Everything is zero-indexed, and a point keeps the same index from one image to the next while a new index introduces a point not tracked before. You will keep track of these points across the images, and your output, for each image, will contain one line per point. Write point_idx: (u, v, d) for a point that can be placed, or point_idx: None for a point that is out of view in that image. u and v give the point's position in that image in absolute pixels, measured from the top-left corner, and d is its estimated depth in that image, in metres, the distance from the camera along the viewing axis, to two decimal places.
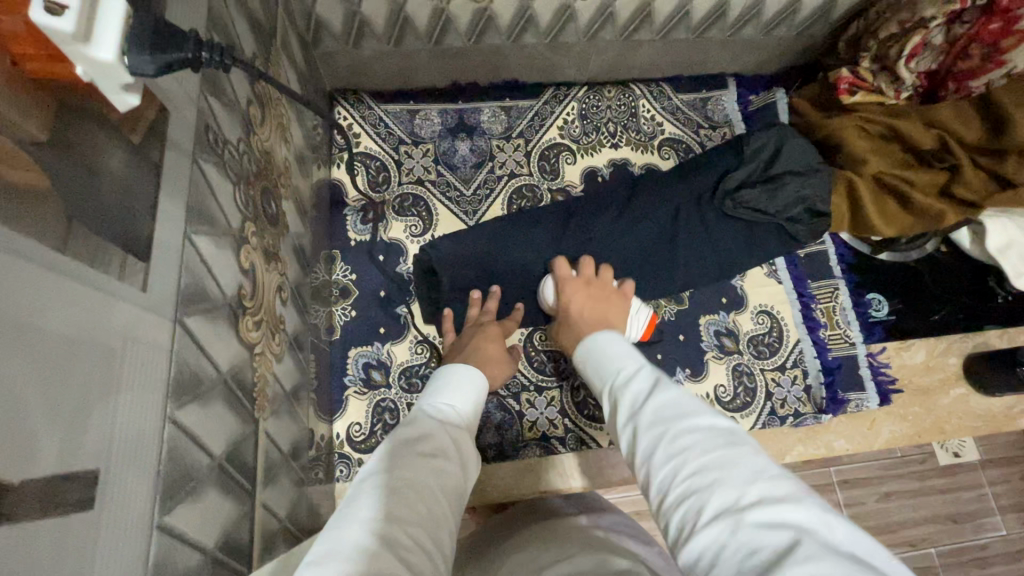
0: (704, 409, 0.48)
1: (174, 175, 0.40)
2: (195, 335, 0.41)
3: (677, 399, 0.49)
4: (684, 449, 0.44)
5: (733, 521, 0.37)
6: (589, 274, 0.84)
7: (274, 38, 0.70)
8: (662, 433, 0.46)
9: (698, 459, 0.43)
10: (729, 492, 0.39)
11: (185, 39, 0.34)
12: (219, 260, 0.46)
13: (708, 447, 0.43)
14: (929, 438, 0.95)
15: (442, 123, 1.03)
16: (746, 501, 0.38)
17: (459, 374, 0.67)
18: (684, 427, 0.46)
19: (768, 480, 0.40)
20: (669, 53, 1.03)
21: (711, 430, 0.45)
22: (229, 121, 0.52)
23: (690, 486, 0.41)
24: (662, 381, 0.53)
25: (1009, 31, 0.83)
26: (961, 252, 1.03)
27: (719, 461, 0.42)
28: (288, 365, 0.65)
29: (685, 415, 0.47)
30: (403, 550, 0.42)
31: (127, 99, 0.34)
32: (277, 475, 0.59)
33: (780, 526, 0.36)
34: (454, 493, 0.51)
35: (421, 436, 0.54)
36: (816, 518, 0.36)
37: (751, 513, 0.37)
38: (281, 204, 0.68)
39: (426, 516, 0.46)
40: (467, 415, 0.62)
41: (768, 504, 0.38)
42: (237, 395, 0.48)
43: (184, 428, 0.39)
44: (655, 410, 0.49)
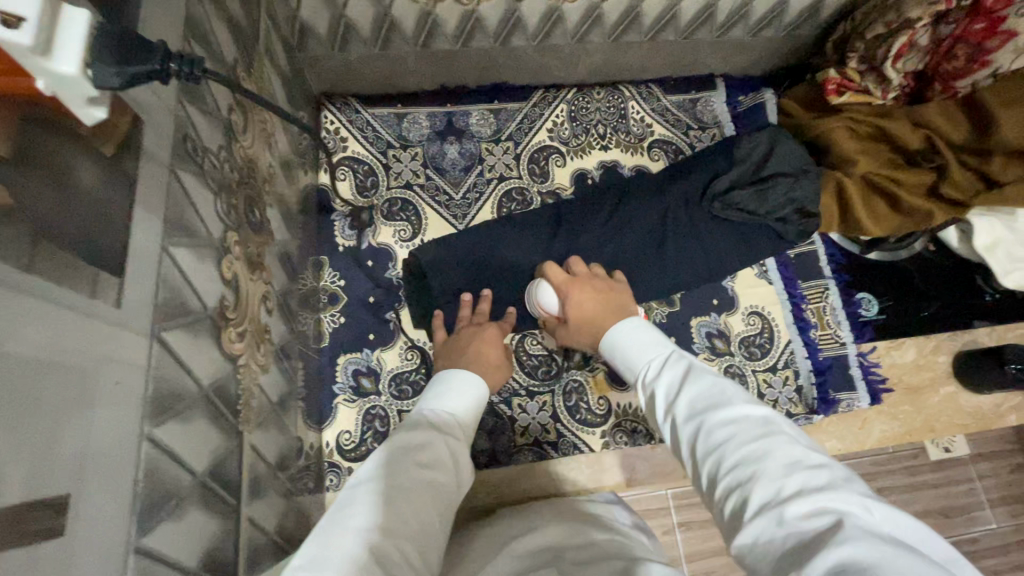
0: (741, 398, 0.51)
1: (150, 187, 0.39)
2: (173, 350, 0.40)
3: (713, 390, 0.52)
4: (721, 442, 0.47)
5: (777, 510, 0.40)
6: (581, 273, 0.83)
7: (258, 43, 0.69)
8: (700, 426, 0.50)
9: (737, 451, 0.45)
10: (769, 483, 0.42)
11: (154, 51, 0.33)
12: (200, 273, 0.45)
13: (745, 439, 0.46)
14: (919, 436, 0.95)
15: (430, 126, 1.02)
16: (787, 489, 0.41)
17: (462, 380, 0.65)
18: (720, 418, 0.49)
19: (807, 469, 0.42)
20: (658, 54, 1.03)
21: (750, 421, 0.48)
22: (209, 130, 0.50)
23: (733, 478, 0.44)
24: (697, 371, 0.56)
25: (993, 31, 0.83)
26: (949, 251, 1.04)
27: (758, 451, 0.44)
28: (275, 375, 0.64)
29: (721, 405, 0.50)
30: (390, 568, 0.42)
31: (93, 113, 0.33)
32: (264, 488, 0.58)
33: (823, 514, 0.39)
34: (446, 504, 0.51)
35: (417, 444, 0.52)
36: (859, 505, 0.39)
37: (794, 501, 0.40)
38: (267, 211, 0.67)
39: (415, 531, 0.46)
40: (466, 421, 0.62)
41: (809, 492, 0.40)
42: (220, 409, 0.47)
43: (163, 445, 0.38)
44: (692, 403, 0.52)
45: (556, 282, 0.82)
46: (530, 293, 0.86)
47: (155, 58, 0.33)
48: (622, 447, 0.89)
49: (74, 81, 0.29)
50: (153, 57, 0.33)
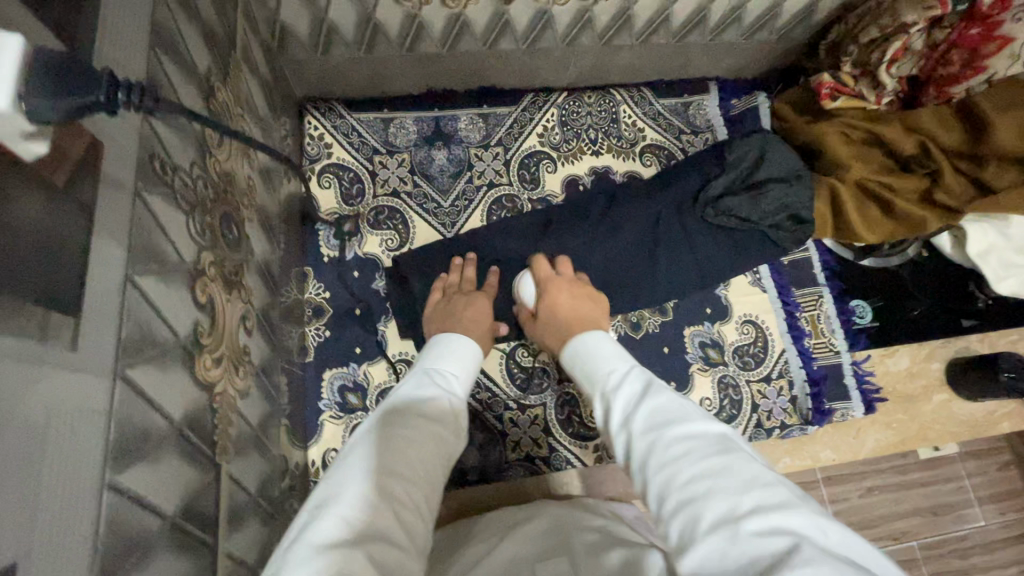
0: (698, 415, 0.50)
1: (111, 215, 0.37)
2: (141, 387, 0.38)
3: (669, 404, 0.51)
4: (678, 457, 0.45)
5: (732, 529, 0.38)
6: (567, 275, 0.81)
7: (235, 49, 0.66)
8: (657, 438, 0.48)
9: (693, 467, 0.44)
10: (726, 501, 0.40)
11: (99, 83, 0.30)
12: (170, 301, 0.43)
13: (702, 454, 0.45)
14: (913, 444, 0.95)
15: (417, 131, 0.99)
16: (743, 508, 0.40)
17: (464, 345, 0.70)
18: (679, 433, 0.47)
19: (763, 487, 0.41)
20: (650, 57, 1.01)
21: (705, 437, 0.47)
22: (180, 147, 0.48)
23: (686, 494, 0.42)
24: (654, 385, 0.54)
25: (989, 36, 0.82)
26: (942, 257, 1.03)
27: (716, 468, 0.43)
28: (255, 398, 0.61)
29: (679, 420, 0.49)
30: (399, 507, 0.47)
31: (34, 150, 0.29)
32: (245, 518, 0.55)
33: (779, 534, 0.37)
34: (448, 454, 0.57)
35: (422, 399, 0.59)
36: (813, 528, 0.38)
37: (750, 522, 0.38)
38: (245, 225, 0.64)
39: (421, 475, 0.51)
40: (465, 383, 0.67)
41: (764, 513, 0.39)
42: (195, 444, 0.45)
43: (129, 491, 0.35)
44: (649, 417, 0.50)
45: (542, 276, 0.81)
46: (515, 287, 0.84)
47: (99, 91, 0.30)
48: (615, 460, 0.87)
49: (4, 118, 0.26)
50: (96, 88, 0.30)
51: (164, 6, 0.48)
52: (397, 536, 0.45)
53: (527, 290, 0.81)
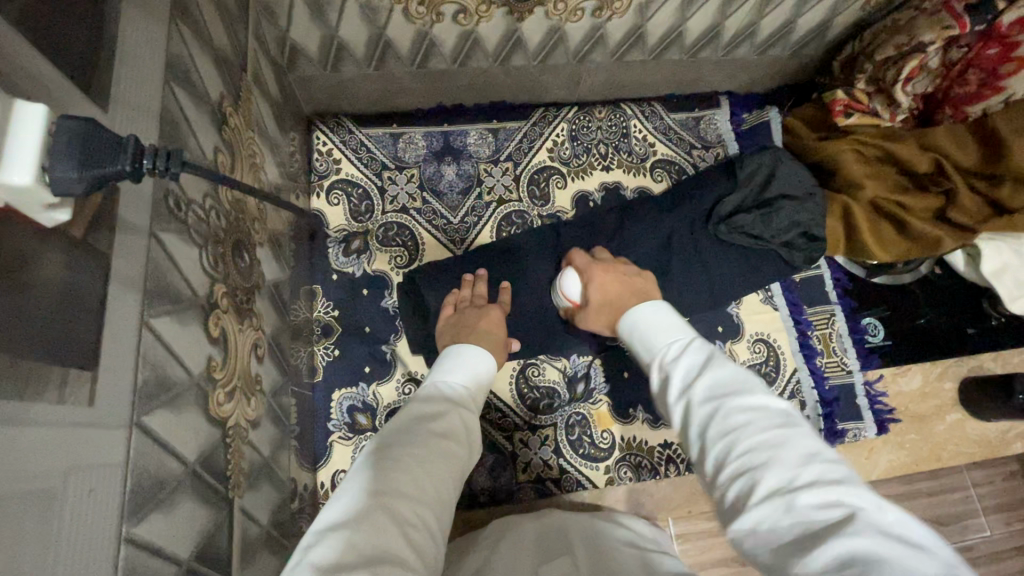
0: (761, 388, 0.47)
1: (128, 261, 0.36)
2: (157, 434, 0.37)
3: (730, 373, 0.49)
4: (737, 426, 0.44)
5: (788, 500, 0.38)
6: (607, 260, 0.79)
7: (246, 72, 0.65)
8: (714, 407, 0.46)
9: (753, 437, 0.42)
10: (784, 472, 0.39)
11: (121, 154, 0.30)
12: (184, 340, 0.42)
13: (763, 426, 0.43)
14: (926, 466, 0.95)
15: (426, 146, 0.98)
16: (802, 482, 0.39)
17: (473, 356, 0.69)
18: (741, 403, 0.45)
19: (823, 462, 0.40)
20: (661, 73, 1.00)
21: (766, 409, 0.45)
22: (194, 181, 0.47)
23: (743, 462, 0.41)
24: (713, 354, 0.52)
25: (1007, 57, 0.81)
26: (956, 275, 1.02)
27: (775, 440, 0.42)
28: (266, 426, 0.61)
29: (741, 390, 0.47)
30: (407, 529, 0.46)
31: (57, 216, 0.30)
32: (258, 552, 0.54)
33: (836, 508, 0.37)
34: (458, 471, 0.56)
35: (432, 415, 0.58)
36: (872, 503, 0.37)
37: (808, 493, 0.38)
38: (256, 251, 0.63)
39: (432, 494, 0.50)
40: (477, 394, 0.66)
41: (823, 486, 0.38)
42: (209, 484, 0.44)
43: (145, 543, 0.34)
44: (707, 385, 0.48)
45: (579, 266, 0.79)
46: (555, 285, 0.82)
47: (121, 162, 0.29)
48: (626, 482, 0.86)
49: (28, 192, 0.26)
50: (118, 160, 0.29)
51: (178, 36, 0.47)
52: (407, 558, 0.44)
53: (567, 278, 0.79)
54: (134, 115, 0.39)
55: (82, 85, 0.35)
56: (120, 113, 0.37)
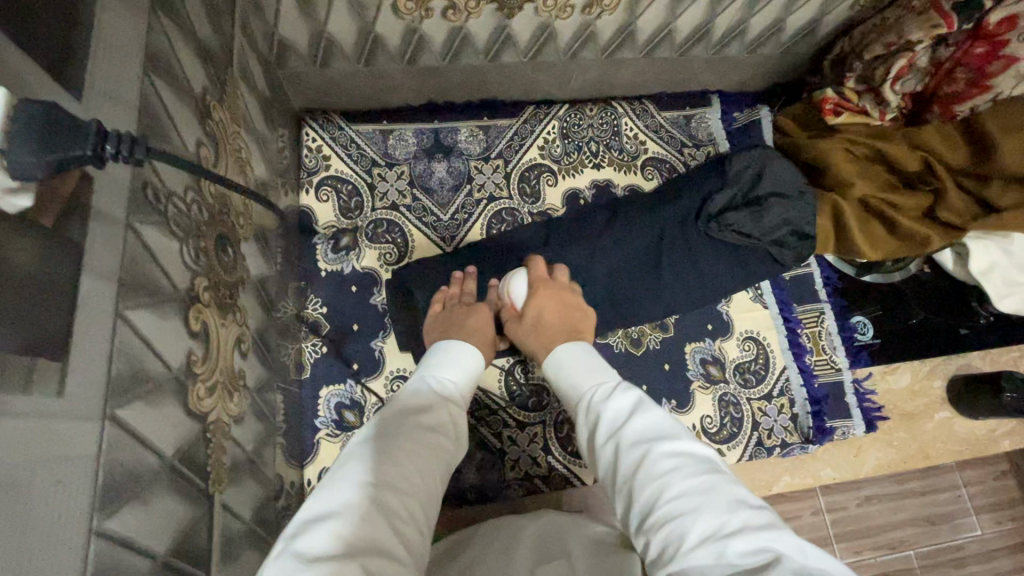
0: (685, 434, 0.50)
1: (102, 251, 0.36)
2: (132, 427, 0.37)
3: (657, 419, 0.51)
4: (666, 473, 0.46)
5: (721, 546, 0.40)
6: (559, 281, 0.80)
7: (232, 66, 0.65)
8: (645, 452, 0.48)
9: (682, 484, 0.45)
10: (713, 519, 0.42)
11: (82, 138, 0.30)
12: (163, 333, 0.42)
13: (690, 472, 0.46)
14: (914, 464, 0.95)
15: (417, 143, 0.98)
16: (731, 528, 0.41)
17: (462, 350, 0.69)
18: (667, 449, 0.48)
19: (747, 508, 0.43)
20: (652, 71, 1.00)
21: (692, 456, 0.48)
22: (175, 173, 0.47)
23: (674, 509, 0.44)
24: (641, 396, 0.54)
25: (994, 55, 0.82)
26: (945, 274, 1.02)
27: (703, 486, 0.44)
28: (250, 422, 0.60)
29: (667, 435, 0.49)
30: (396, 521, 0.46)
31: (20, 201, 0.31)
32: (240, 548, 0.54)
33: (763, 553, 0.40)
34: (445, 464, 0.56)
35: (421, 408, 0.58)
36: (792, 545, 0.40)
37: (737, 540, 0.40)
38: (241, 246, 0.63)
39: (420, 487, 0.50)
40: (464, 389, 0.66)
41: (750, 531, 0.41)
42: (188, 479, 0.44)
43: (118, 536, 0.34)
44: (633, 431, 0.50)
45: (534, 278, 0.78)
46: (504, 282, 0.81)
47: (80, 147, 0.30)
48: None
49: None
50: (78, 146, 0.30)
51: (159, 27, 0.47)
52: (395, 550, 0.45)
53: (518, 285, 0.79)
54: (110, 105, 0.38)
55: (55, 74, 0.34)
56: (95, 103, 0.37)
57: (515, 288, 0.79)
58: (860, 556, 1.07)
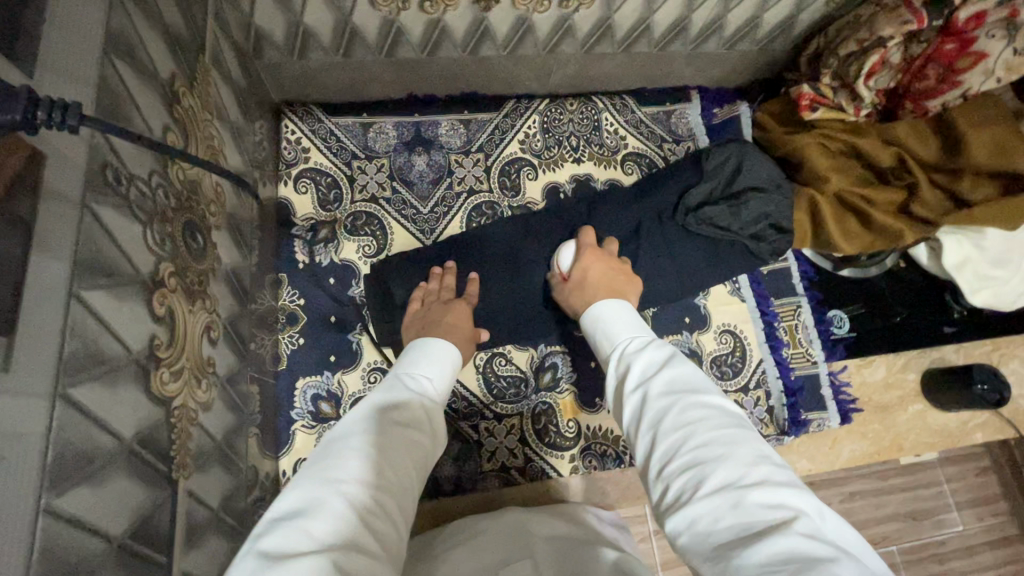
0: (717, 392, 0.51)
1: (52, 229, 0.36)
2: (86, 406, 0.37)
3: (690, 374, 0.52)
4: (694, 421, 0.47)
5: (737, 493, 0.40)
6: (608, 252, 0.83)
7: (204, 54, 0.65)
8: (675, 402, 0.49)
9: (708, 433, 0.45)
10: (734, 468, 0.42)
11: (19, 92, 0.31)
12: (123, 315, 0.42)
13: (717, 424, 0.46)
14: (888, 456, 0.96)
15: (397, 136, 0.98)
16: (749, 479, 0.41)
17: (437, 348, 0.69)
18: (698, 401, 0.48)
19: (770, 464, 0.43)
20: (632, 66, 1.01)
21: (721, 411, 0.48)
22: (138, 157, 0.46)
23: (696, 455, 0.44)
24: (676, 355, 0.55)
25: (964, 51, 0.84)
26: (919, 269, 1.04)
27: (728, 438, 0.45)
28: (220, 410, 0.60)
29: (698, 391, 0.50)
30: (369, 517, 0.45)
31: None
32: (204, 535, 0.54)
33: (780, 507, 0.39)
34: (422, 461, 0.56)
35: (394, 405, 0.58)
36: (812, 507, 0.40)
37: (755, 490, 0.40)
38: (212, 234, 0.62)
39: (394, 481, 0.50)
40: (441, 387, 0.66)
41: (769, 485, 0.41)
42: (149, 462, 0.44)
43: (68, 515, 0.34)
44: (667, 380, 0.51)
45: (582, 245, 0.82)
46: (554, 252, 0.86)
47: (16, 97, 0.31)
48: (591, 470, 0.87)
49: None
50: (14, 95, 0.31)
51: (122, 11, 0.47)
52: (368, 545, 0.44)
53: (567, 250, 0.83)
54: (64, 85, 0.38)
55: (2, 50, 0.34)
56: (45, 80, 0.37)
57: (564, 253, 0.83)
58: None
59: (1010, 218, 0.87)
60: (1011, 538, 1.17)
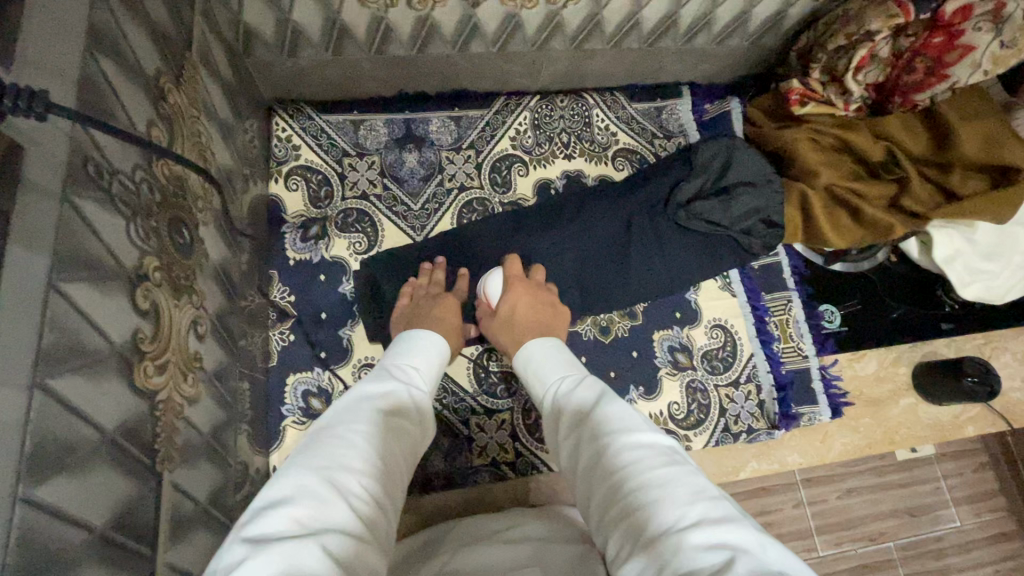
0: (648, 428, 0.50)
1: (31, 222, 0.36)
2: (67, 398, 0.37)
3: (621, 414, 0.51)
4: (629, 464, 0.45)
5: (673, 538, 0.39)
6: (537, 280, 0.81)
7: (191, 51, 0.65)
8: (607, 447, 0.48)
9: (640, 475, 0.44)
10: (668, 510, 0.41)
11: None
12: (105, 308, 0.42)
13: (650, 464, 0.45)
14: (880, 449, 0.97)
15: (388, 133, 0.98)
16: (686, 519, 0.40)
17: (423, 339, 0.70)
18: (632, 440, 0.48)
19: (707, 500, 0.41)
20: (622, 62, 1.01)
21: (653, 448, 0.47)
22: (121, 151, 0.47)
23: (630, 503, 0.43)
24: (607, 394, 0.54)
25: (952, 45, 0.84)
26: (910, 263, 1.04)
27: (661, 478, 0.43)
28: (208, 405, 0.60)
29: (628, 429, 0.49)
30: (352, 499, 0.45)
31: None
32: (191, 529, 0.54)
33: (718, 547, 0.37)
34: (407, 449, 0.56)
35: (378, 394, 0.58)
36: (752, 542, 0.38)
37: (692, 532, 0.39)
38: (199, 230, 0.63)
39: (379, 467, 0.50)
40: (427, 377, 0.67)
41: (706, 524, 0.39)
42: (133, 455, 0.44)
43: (48, 505, 0.34)
44: (605, 422, 0.51)
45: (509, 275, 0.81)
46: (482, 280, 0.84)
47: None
48: None
49: None
50: None
51: (104, 7, 0.47)
52: (353, 527, 0.43)
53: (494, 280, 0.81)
54: (46, 79, 0.39)
55: None
56: (24, 74, 0.37)
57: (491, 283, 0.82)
58: (840, 548, 1.08)
59: (1001, 212, 0.87)
60: (1009, 534, 1.17)
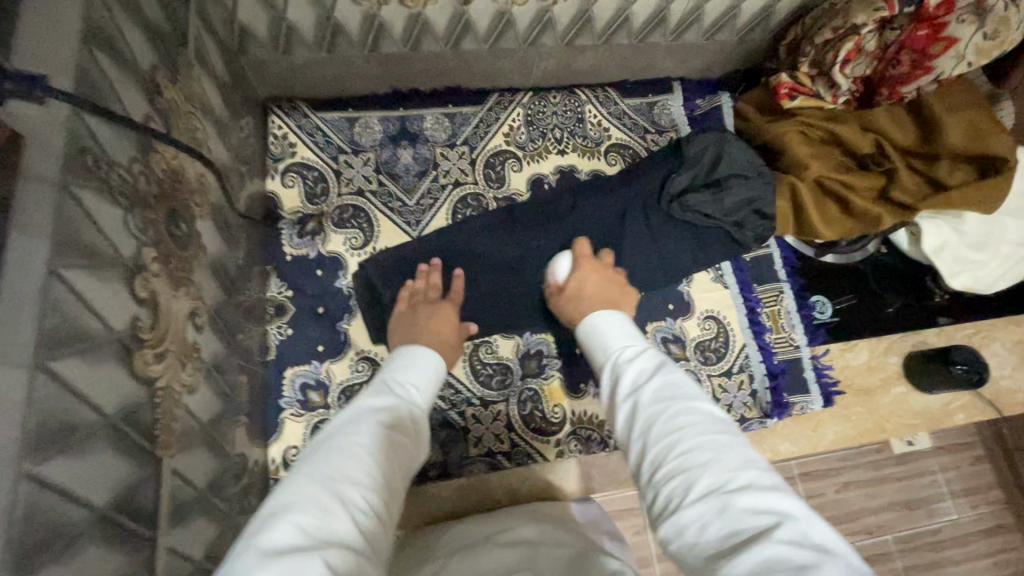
0: (704, 398, 0.51)
1: (30, 211, 0.37)
2: (67, 381, 0.38)
3: (678, 381, 0.52)
4: (684, 426, 0.47)
5: (722, 500, 0.40)
6: (603, 262, 0.85)
7: (186, 48, 0.66)
8: (661, 409, 0.49)
9: (694, 437, 0.45)
10: (719, 473, 0.42)
11: None
12: (104, 295, 0.43)
13: (704, 429, 0.46)
14: (872, 437, 0.98)
15: (383, 130, 0.99)
16: (735, 484, 0.41)
17: (422, 355, 0.70)
18: (689, 406, 0.49)
19: (757, 469, 0.43)
20: (614, 58, 1.02)
21: (707, 415, 0.48)
22: (117, 144, 0.48)
23: (681, 463, 0.44)
24: (665, 362, 0.55)
25: (937, 37, 0.86)
26: (900, 254, 1.05)
27: (714, 443, 0.45)
28: (205, 394, 0.61)
29: (684, 396, 0.50)
30: (355, 513, 0.46)
31: None
32: (190, 514, 0.55)
33: (765, 512, 0.39)
34: (405, 466, 0.56)
35: (381, 408, 0.59)
36: (801, 510, 0.39)
37: (740, 496, 0.40)
38: (196, 223, 0.64)
39: (382, 482, 0.51)
40: (426, 394, 0.67)
41: (755, 490, 0.41)
42: (131, 438, 0.45)
43: (49, 481, 0.36)
44: (662, 387, 0.52)
45: (578, 256, 0.84)
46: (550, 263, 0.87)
47: None
48: (574, 454, 0.89)
49: None
50: None
51: (100, 4, 0.48)
52: (355, 541, 0.44)
53: (564, 263, 0.84)
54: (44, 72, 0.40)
55: None
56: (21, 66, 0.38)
57: (561, 265, 0.84)
58: None
59: (988, 200, 0.88)
60: (1005, 525, 1.18)
